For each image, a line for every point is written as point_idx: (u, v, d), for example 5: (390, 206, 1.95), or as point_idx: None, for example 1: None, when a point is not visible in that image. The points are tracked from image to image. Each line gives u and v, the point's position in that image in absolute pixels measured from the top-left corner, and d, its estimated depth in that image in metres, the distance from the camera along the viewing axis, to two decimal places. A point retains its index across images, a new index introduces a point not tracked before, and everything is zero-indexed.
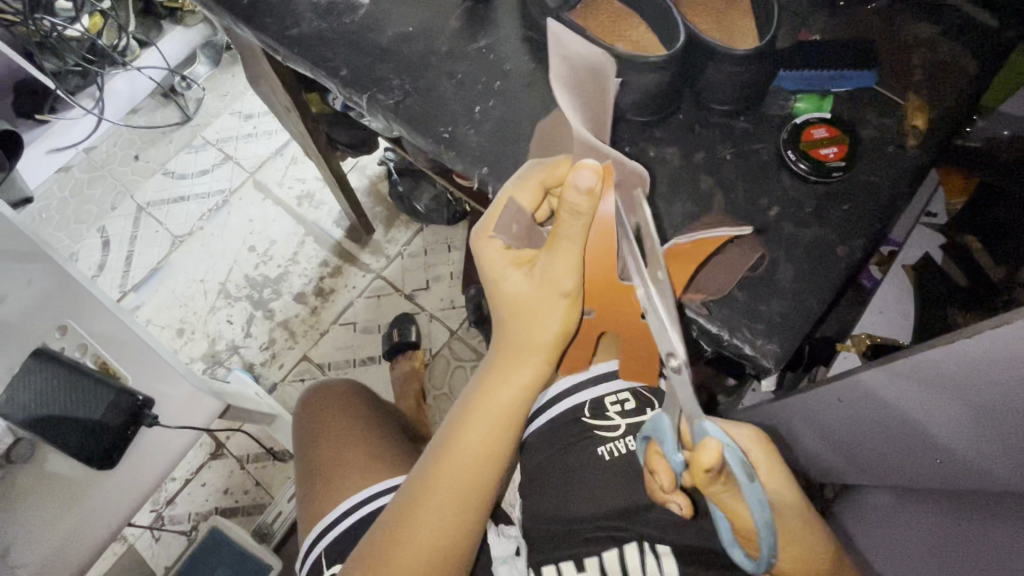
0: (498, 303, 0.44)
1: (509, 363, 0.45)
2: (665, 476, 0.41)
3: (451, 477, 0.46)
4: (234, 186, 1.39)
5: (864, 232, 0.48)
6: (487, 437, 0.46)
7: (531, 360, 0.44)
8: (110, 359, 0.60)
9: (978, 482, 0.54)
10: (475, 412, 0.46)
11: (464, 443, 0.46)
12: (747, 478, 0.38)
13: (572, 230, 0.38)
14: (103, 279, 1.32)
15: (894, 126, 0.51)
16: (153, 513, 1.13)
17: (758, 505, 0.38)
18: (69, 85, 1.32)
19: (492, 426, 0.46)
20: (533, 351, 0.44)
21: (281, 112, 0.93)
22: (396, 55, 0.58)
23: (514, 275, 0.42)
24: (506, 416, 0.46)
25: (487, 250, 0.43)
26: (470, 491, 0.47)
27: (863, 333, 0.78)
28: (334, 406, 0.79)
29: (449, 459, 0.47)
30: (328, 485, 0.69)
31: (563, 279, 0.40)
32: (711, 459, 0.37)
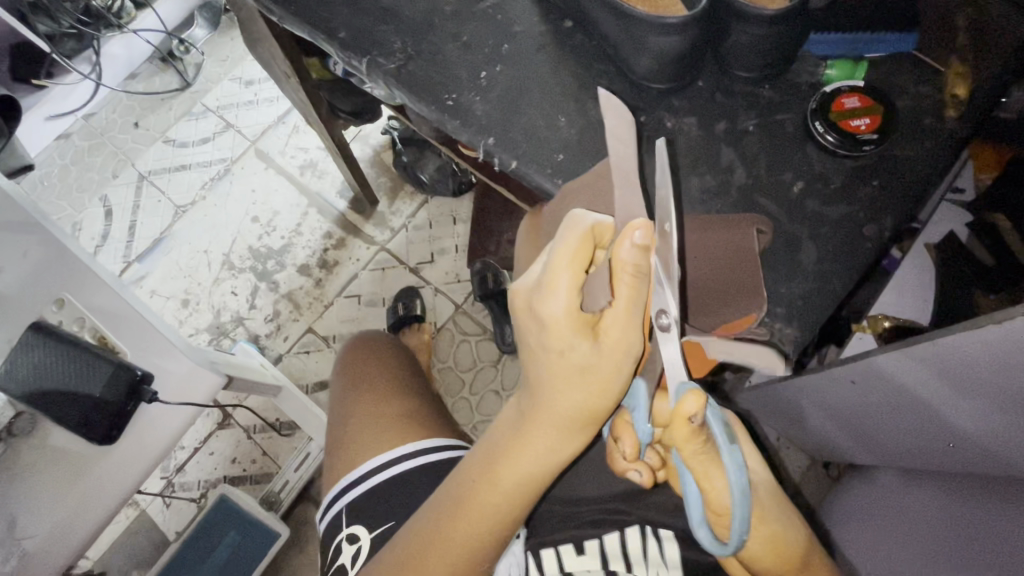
0: (554, 372, 0.37)
1: (557, 433, 0.40)
2: (632, 447, 0.39)
3: (470, 530, 0.44)
4: (236, 155, 1.36)
5: (894, 210, 0.45)
6: (512, 493, 0.43)
7: (578, 431, 0.39)
8: (107, 332, 0.58)
9: (994, 466, 0.53)
10: (500, 470, 0.42)
11: (486, 495, 0.43)
12: (727, 442, 0.35)
13: (641, 295, 0.35)
14: (106, 250, 1.31)
15: (933, 95, 0.48)
16: (163, 480, 1.15)
17: (738, 472, 0.35)
18: (65, 49, 1.28)
19: (520, 486, 0.42)
20: (586, 419, 0.39)
21: (281, 79, 0.89)
22: (398, 16, 0.55)
23: (582, 345, 0.36)
24: (538, 476, 0.42)
25: (546, 314, 0.35)
26: (488, 543, 0.45)
27: (880, 314, 0.74)
28: (358, 365, 0.78)
29: (468, 510, 0.43)
30: (335, 456, 0.69)
31: (635, 350, 0.36)
32: (693, 409, 0.34)
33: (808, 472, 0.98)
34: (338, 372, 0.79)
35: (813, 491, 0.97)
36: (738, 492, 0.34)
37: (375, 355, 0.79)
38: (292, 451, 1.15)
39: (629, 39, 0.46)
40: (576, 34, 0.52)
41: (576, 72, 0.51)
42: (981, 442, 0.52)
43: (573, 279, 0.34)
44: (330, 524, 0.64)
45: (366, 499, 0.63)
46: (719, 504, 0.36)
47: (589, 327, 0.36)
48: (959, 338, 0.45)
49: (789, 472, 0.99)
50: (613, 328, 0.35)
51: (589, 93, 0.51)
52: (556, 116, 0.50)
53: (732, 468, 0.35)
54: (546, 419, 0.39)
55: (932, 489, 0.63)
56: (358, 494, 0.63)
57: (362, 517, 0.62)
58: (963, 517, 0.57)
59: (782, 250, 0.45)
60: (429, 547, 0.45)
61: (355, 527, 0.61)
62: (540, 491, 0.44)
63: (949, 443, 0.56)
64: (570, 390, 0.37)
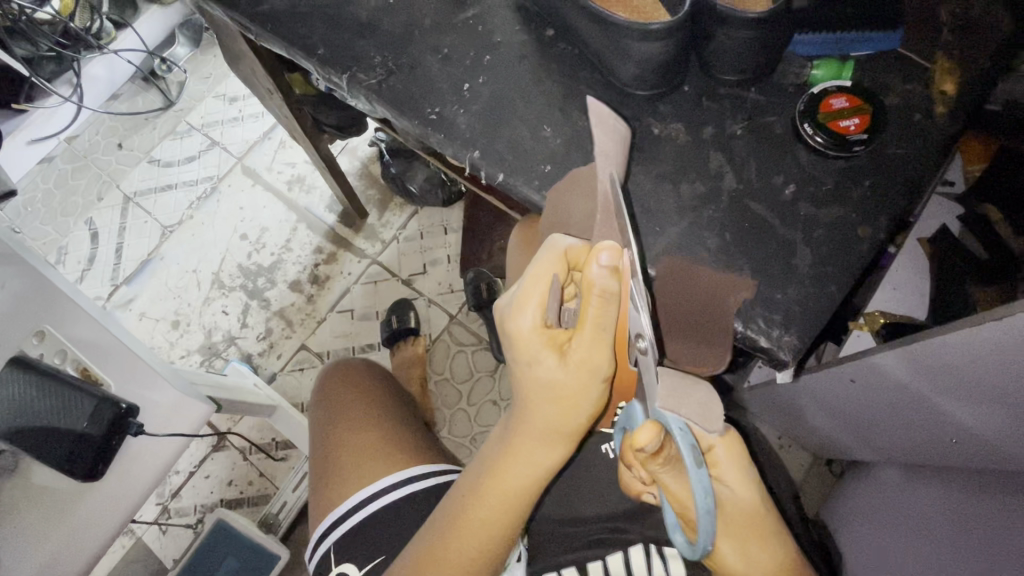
0: (527, 389, 0.37)
1: (541, 446, 0.39)
2: (640, 470, 0.38)
3: (455, 555, 0.42)
4: (222, 173, 1.35)
5: (887, 209, 0.45)
6: (495, 515, 0.42)
7: (561, 444, 0.39)
8: (90, 363, 0.58)
9: (997, 461, 0.52)
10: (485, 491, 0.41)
11: (474, 513, 0.42)
12: (694, 464, 0.35)
13: (610, 316, 0.34)
14: (92, 275, 1.29)
15: (921, 92, 0.47)
16: (159, 507, 1.12)
17: (703, 493, 0.35)
18: (45, 71, 1.26)
19: (508, 503, 0.41)
20: (559, 436, 0.39)
21: (264, 96, 0.88)
22: (377, 30, 0.54)
23: (551, 364, 0.35)
24: (519, 496, 0.41)
25: (515, 332, 0.36)
26: (475, 568, 0.43)
27: (875, 311, 0.74)
28: (351, 390, 0.76)
29: (455, 532, 0.42)
30: (321, 488, 0.67)
31: (604, 369, 0.35)
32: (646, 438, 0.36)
33: (811, 470, 0.98)
34: (317, 402, 0.77)
35: (816, 490, 0.96)
36: (699, 509, 0.35)
37: (359, 379, 0.78)
38: (290, 471, 1.13)
39: (612, 47, 0.46)
40: (557, 42, 0.52)
41: (560, 81, 0.50)
42: (985, 440, 0.51)
43: (539, 299, 0.35)
44: (324, 556, 0.62)
45: (365, 524, 0.62)
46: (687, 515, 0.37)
47: (556, 344, 0.36)
48: (955, 337, 0.45)
49: (792, 471, 0.98)
50: (579, 344, 0.35)
51: (574, 101, 0.50)
52: (541, 126, 0.49)
53: (699, 490, 0.34)
54: (523, 438, 0.39)
55: (936, 484, 0.62)
56: (353, 524, 0.62)
57: (360, 543, 0.61)
58: (967, 512, 0.56)
59: (777, 256, 0.44)
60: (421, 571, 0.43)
61: (345, 565, 0.60)
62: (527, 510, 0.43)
63: (953, 440, 0.55)
64: (539, 408, 0.37)
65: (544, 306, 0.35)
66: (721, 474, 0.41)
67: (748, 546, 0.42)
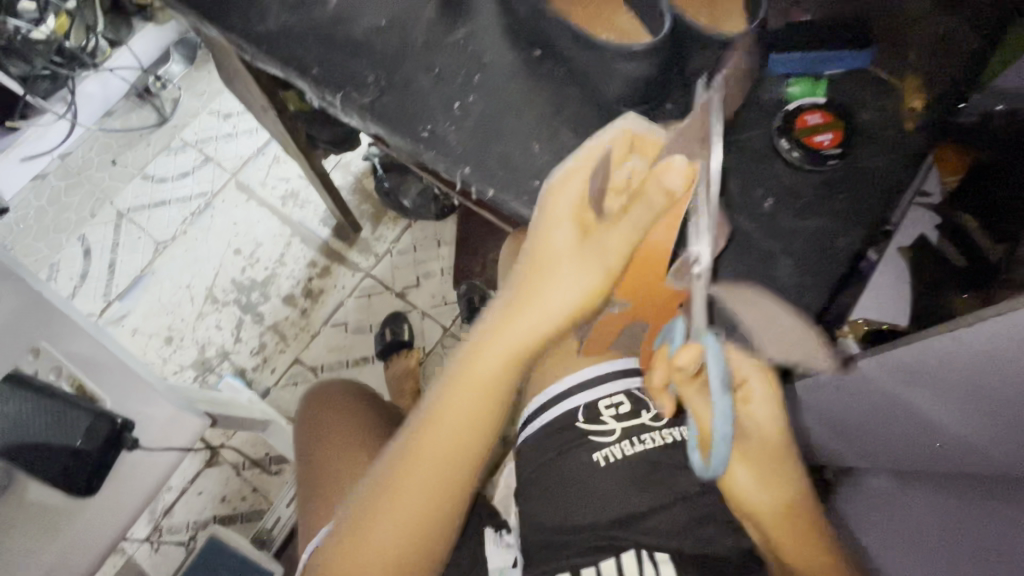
0: (539, 260, 0.40)
1: (504, 365, 0.41)
2: (660, 376, 0.42)
3: (412, 482, 0.42)
4: (216, 189, 1.36)
5: (864, 221, 0.47)
6: (454, 437, 0.43)
7: (518, 360, 0.41)
8: (84, 379, 0.59)
9: (982, 463, 0.54)
10: (441, 412, 0.42)
11: (430, 438, 0.42)
12: (721, 391, 0.38)
13: (648, 218, 0.38)
14: (84, 290, 1.29)
15: (892, 109, 0.49)
16: (151, 525, 1.11)
17: (722, 420, 0.38)
18: (39, 90, 1.30)
19: (456, 433, 0.42)
20: (521, 344, 0.41)
21: (259, 112, 0.89)
22: (370, 50, 0.55)
23: (573, 239, 0.40)
24: (479, 414, 0.42)
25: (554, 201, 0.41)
26: (437, 497, 0.43)
27: (862, 320, 0.77)
28: (336, 412, 0.76)
29: (409, 461, 0.43)
30: (314, 509, 0.67)
31: (620, 258, 0.39)
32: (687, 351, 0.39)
33: None
34: (298, 427, 0.78)
35: None
36: (716, 434, 0.38)
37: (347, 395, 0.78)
38: (283, 486, 1.12)
39: (597, 68, 0.48)
40: (545, 62, 0.53)
41: (548, 99, 0.52)
42: (968, 444, 0.53)
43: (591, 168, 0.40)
44: None
45: None
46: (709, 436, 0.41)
47: (584, 225, 0.40)
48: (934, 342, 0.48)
49: None
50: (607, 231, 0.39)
51: (561, 119, 0.51)
52: (530, 142, 0.51)
53: (719, 413, 0.38)
54: (482, 352, 0.41)
55: (924, 489, 0.63)
56: None
57: None
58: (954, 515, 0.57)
59: (757, 268, 0.46)
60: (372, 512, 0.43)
61: None
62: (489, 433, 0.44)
63: (935, 444, 0.57)
64: (530, 299, 0.40)
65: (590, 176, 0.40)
66: (751, 408, 0.44)
67: (759, 475, 0.44)
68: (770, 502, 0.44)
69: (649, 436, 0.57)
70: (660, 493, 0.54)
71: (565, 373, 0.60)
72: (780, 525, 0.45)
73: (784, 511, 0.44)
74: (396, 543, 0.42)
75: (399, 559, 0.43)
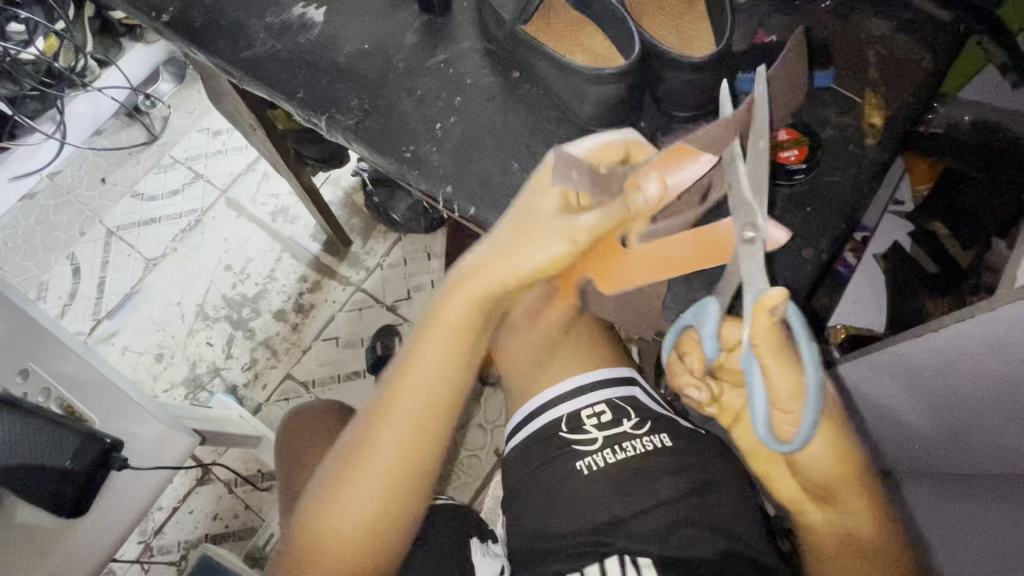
0: (511, 226, 0.42)
1: (455, 332, 0.45)
2: (696, 360, 0.40)
3: (374, 462, 0.45)
4: (207, 205, 1.37)
5: (830, 232, 0.48)
6: (411, 419, 0.46)
7: (460, 339, 0.46)
8: (74, 401, 0.60)
9: (955, 460, 0.59)
10: (395, 395, 0.46)
11: (386, 421, 0.46)
12: (806, 339, 0.34)
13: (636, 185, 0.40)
14: (73, 310, 1.29)
15: (854, 125, 0.51)
16: (141, 545, 1.11)
17: (807, 370, 0.33)
18: (28, 110, 1.29)
19: (412, 413, 0.46)
20: (466, 322, 0.45)
21: (247, 131, 0.90)
22: (353, 74, 0.57)
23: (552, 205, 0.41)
24: (434, 395, 0.46)
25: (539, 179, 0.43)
26: (399, 476, 0.46)
27: (839, 324, 0.78)
28: (314, 434, 0.76)
29: (367, 443, 0.46)
30: None
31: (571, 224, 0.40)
32: (773, 301, 0.33)
33: None
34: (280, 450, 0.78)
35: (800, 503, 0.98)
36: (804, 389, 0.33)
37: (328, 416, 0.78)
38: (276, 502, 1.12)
39: (572, 90, 0.50)
40: (523, 83, 0.55)
41: (526, 119, 0.54)
42: (941, 444, 0.59)
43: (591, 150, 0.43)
44: None
45: None
46: (787, 399, 0.34)
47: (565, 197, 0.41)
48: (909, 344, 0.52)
49: None
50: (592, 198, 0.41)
51: (539, 138, 0.53)
52: (510, 161, 0.52)
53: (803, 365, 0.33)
54: (436, 333, 0.45)
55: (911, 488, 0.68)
56: None
57: None
58: None
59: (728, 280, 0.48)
60: (341, 485, 0.46)
61: None
62: (447, 415, 0.47)
63: (910, 444, 0.63)
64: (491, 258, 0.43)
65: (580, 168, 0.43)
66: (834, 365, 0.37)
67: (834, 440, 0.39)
68: (839, 470, 0.40)
69: (630, 443, 0.58)
70: (643, 498, 0.55)
71: (549, 386, 0.61)
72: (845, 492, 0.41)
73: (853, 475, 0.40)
74: (367, 512, 0.45)
75: (372, 527, 0.46)
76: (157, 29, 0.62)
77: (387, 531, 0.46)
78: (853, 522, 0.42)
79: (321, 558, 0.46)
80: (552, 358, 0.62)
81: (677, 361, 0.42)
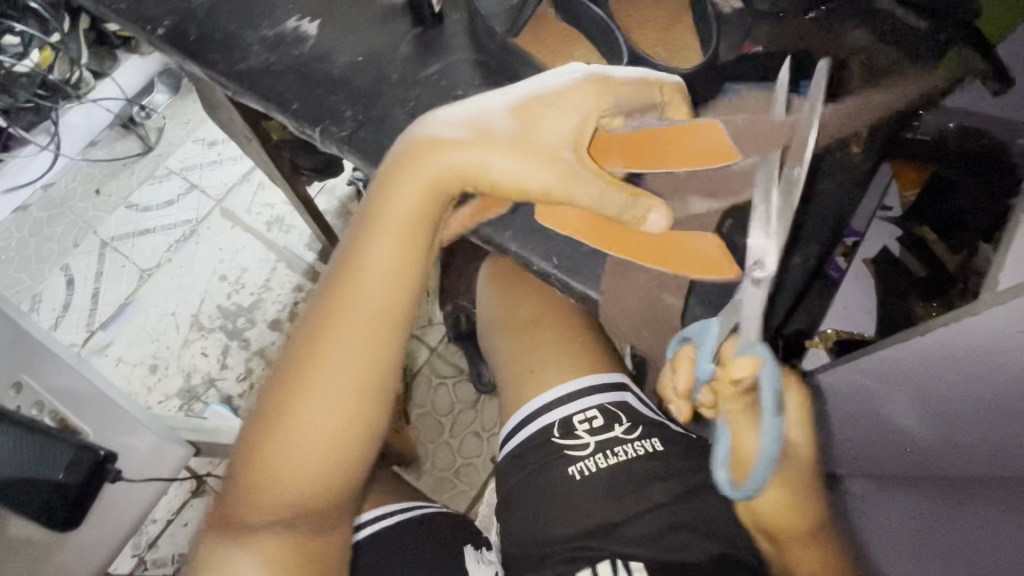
0: (476, 128, 0.43)
1: (405, 226, 0.46)
2: (683, 382, 0.42)
3: (327, 364, 0.45)
4: (202, 215, 1.37)
5: (817, 239, 0.49)
6: (365, 322, 0.46)
7: (412, 238, 0.46)
8: (67, 414, 0.60)
9: (945, 460, 0.60)
10: (345, 300, 0.46)
11: (337, 325, 0.45)
12: (772, 411, 0.36)
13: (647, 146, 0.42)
14: (67, 321, 1.28)
15: (840, 133, 0.52)
16: (135, 558, 1.10)
17: (769, 439, 0.36)
18: (23, 122, 1.30)
19: (365, 314, 0.46)
20: (421, 220, 0.46)
21: (242, 141, 0.91)
22: (347, 85, 0.58)
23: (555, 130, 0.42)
24: (388, 294, 0.46)
25: (599, 84, 0.43)
26: (360, 383, 0.45)
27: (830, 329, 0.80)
28: None
29: (317, 347, 0.45)
30: None
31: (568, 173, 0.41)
32: (741, 369, 0.37)
33: None
34: None
35: None
36: (763, 455, 0.36)
37: None
38: None
39: None
40: None
41: None
42: (930, 446, 0.60)
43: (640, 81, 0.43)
44: None
45: None
46: (745, 453, 0.39)
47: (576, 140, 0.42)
48: (896, 348, 0.52)
49: None
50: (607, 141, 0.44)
51: None
52: None
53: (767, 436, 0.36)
54: (389, 233, 0.46)
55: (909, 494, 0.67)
56: None
57: None
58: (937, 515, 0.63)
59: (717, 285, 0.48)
60: (297, 396, 0.45)
61: None
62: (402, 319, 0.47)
63: (910, 449, 0.63)
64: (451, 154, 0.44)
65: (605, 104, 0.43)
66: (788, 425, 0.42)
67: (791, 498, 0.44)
68: (793, 523, 0.45)
69: (622, 448, 0.58)
70: (636, 504, 0.55)
71: (540, 392, 0.61)
72: (796, 539, 0.46)
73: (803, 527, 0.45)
74: (326, 421, 0.45)
75: (332, 438, 0.45)
76: (153, 43, 0.63)
77: (348, 443, 0.46)
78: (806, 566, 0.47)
79: (284, 468, 0.46)
80: (545, 366, 0.62)
81: (668, 377, 0.44)
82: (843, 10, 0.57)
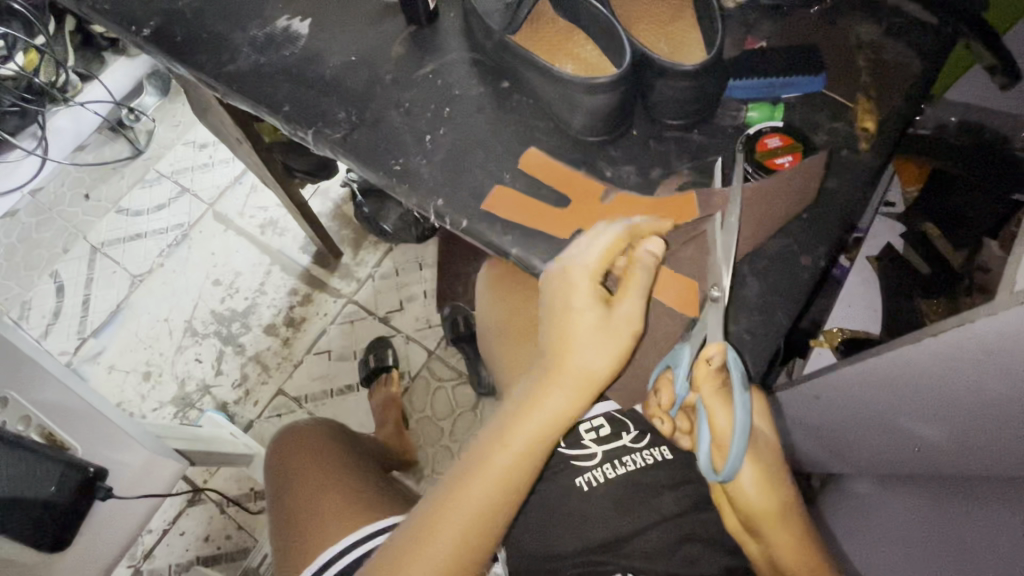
0: (585, 327, 0.44)
1: (553, 419, 0.45)
2: (666, 396, 0.45)
3: (451, 530, 0.45)
4: (193, 220, 1.35)
5: (827, 239, 0.48)
6: (494, 494, 0.46)
7: (561, 423, 0.45)
8: (56, 429, 0.59)
9: (954, 464, 0.60)
10: (480, 470, 0.46)
11: (468, 495, 0.45)
12: (740, 387, 0.42)
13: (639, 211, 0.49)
14: (57, 329, 1.26)
15: (846, 130, 0.51)
16: (130, 569, 1.08)
17: (744, 411, 0.41)
18: (8, 126, 1.21)
19: (500, 490, 0.46)
20: (577, 397, 0.45)
21: (234, 144, 0.88)
22: (340, 86, 0.56)
23: (598, 316, 0.44)
24: (522, 467, 0.46)
25: (563, 275, 0.45)
26: (473, 551, 0.45)
27: (834, 328, 0.79)
28: (300, 453, 0.74)
29: (446, 512, 0.45)
30: (288, 549, 0.65)
31: (636, 321, 0.44)
32: (715, 350, 0.42)
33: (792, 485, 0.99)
34: (269, 467, 0.76)
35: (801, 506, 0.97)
36: (740, 427, 0.41)
37: (307, 435, 0.77)
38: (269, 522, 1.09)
39: (562, 98, 0.50)
40: (513, 93, 0.54)
41: (517, 129, 0.53)
42: (938, 447, 0.59)
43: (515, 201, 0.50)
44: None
45: None
46: (723, 437, 0.42)
47: (603, 297, 0.44)
48: (904, 350, 0.51)
49: None
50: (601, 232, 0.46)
51: (529, 148, 0.52)
52: (501, 173, 0.51)
53: (741, 410, 0.41)
54: (538, 414, 0.45)
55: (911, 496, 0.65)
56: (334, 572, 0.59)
57: None
58: (937, 517, 0.62)
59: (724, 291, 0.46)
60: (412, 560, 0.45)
61: None
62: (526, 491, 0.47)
63: (915, 450, 0.62)
64: (601, 345, 0.44)
65: (605, 258, 0.45)
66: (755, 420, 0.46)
67: (767, 481, 0.45)
68: (772, 506, 0.45)
69: (629, 457, 0.57)
70: (645, 514, 0.54)
71: None
72: (775, 529, 0.45)
73: (780, 514, 0.45)
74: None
75: None
76: (137, 44, 0.60)
77: None
78: (786, 557, 0.46)
79: None
80: None
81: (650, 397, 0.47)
82: (847, 4, 0.56)
